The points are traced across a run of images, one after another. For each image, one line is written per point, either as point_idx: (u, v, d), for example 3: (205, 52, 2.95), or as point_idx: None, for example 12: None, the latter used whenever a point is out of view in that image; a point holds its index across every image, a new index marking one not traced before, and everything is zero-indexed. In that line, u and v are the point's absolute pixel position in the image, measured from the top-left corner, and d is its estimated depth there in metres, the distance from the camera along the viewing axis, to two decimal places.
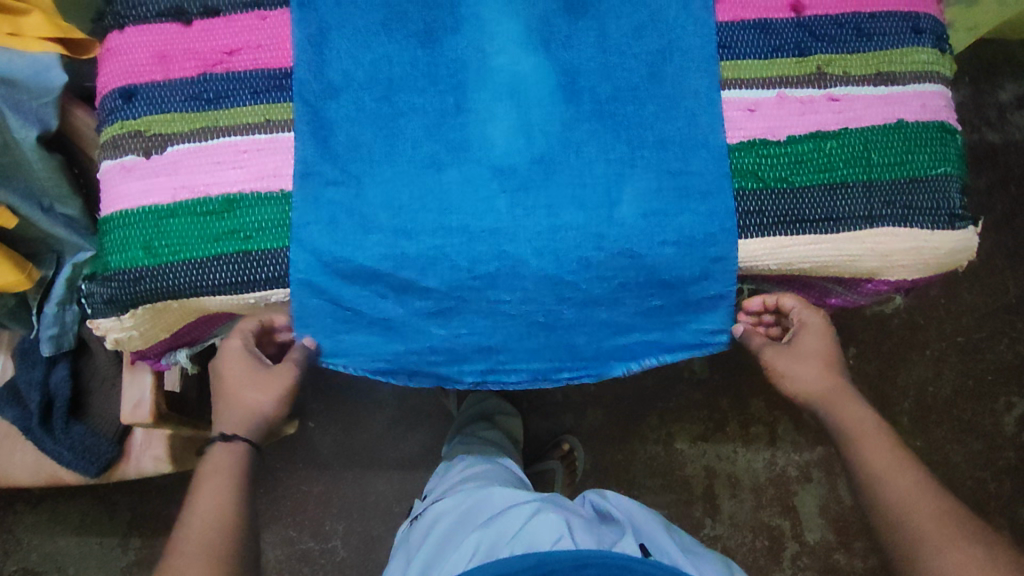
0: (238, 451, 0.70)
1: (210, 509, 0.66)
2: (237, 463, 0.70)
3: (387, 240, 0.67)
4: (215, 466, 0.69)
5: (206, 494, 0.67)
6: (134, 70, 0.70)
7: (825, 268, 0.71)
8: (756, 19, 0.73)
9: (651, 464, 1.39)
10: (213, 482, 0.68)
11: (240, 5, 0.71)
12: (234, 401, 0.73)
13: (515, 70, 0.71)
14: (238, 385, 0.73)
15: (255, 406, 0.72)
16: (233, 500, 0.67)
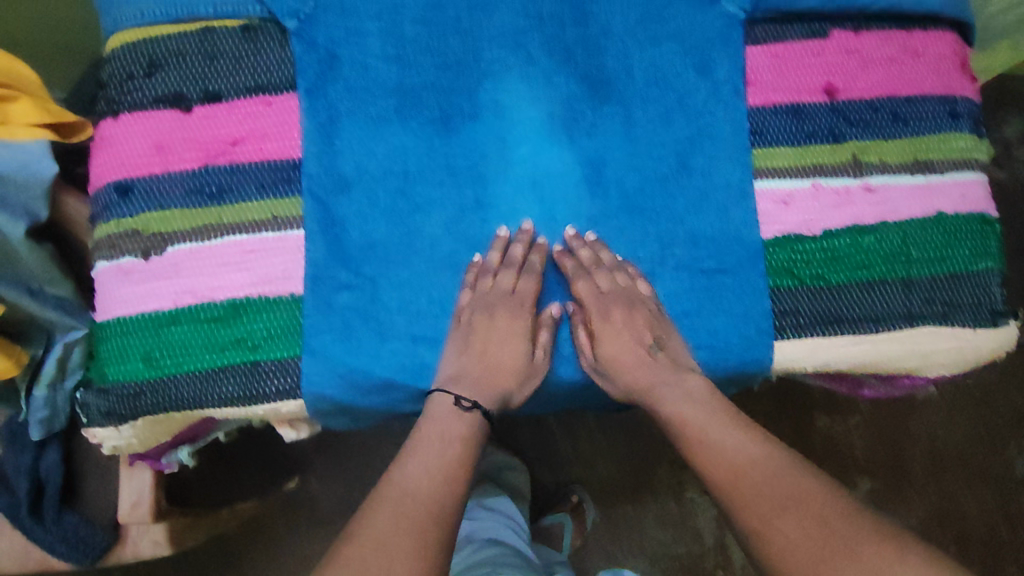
0: (468, 416, 0.64)
1: (392, 507, 0.57)
2: (480, 428, 0.65)
3: (406, 345, 0.65)
4: (437, 432, 0.63)
5: (423, 453, 0.61)
6: (130, 162, 0.65)
7: (863, 367, 0.68)
8: (789, 103, 0.70)
9: (661, 516, 1.34)
10: (440, 448, 0.62)
11: (244, 90, 0.67)
12: (486, 357, 0.67)
13: (539, 163, 0.68)
14: (498, 339, 0.66)
15: (505, 366, 0.67)
16: (449, 466, 0.61)
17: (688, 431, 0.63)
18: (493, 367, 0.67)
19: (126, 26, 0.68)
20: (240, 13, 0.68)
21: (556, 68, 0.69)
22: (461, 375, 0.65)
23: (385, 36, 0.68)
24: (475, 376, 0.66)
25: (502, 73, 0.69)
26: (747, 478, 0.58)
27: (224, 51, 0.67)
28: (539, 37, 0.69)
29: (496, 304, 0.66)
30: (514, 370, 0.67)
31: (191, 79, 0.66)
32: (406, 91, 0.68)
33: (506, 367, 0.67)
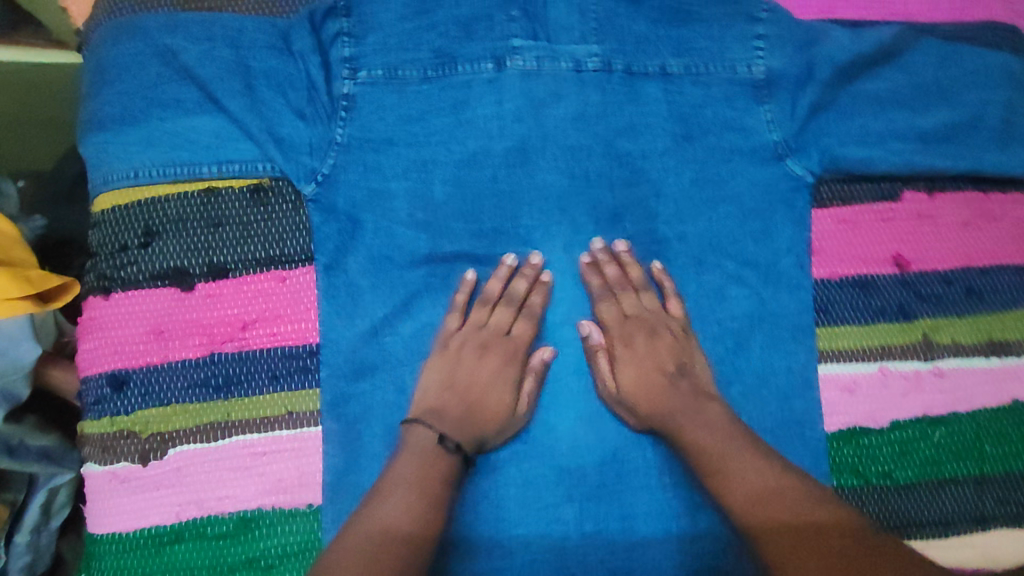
0: (450, 457, 0.55)
1: (401, 502, 0.51)
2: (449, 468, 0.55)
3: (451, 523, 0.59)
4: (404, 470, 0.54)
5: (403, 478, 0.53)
6: (125, 349, 0.57)
7: None
8: (856, 275, 0.64)
9: None
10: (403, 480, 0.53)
11: (254, 263, 0.59)
12: (466, 393, 0.59)
13: (582, 344, 0.62)
14: (468, 378, 0.60)
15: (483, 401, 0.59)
16: (427, 492, 0.52)
17: (733, 462, 0.54)
18: (476, 409, 0.59)
19: (115, 184, 0.59)
20: (249, 172, 0.60)
21: (603, 230, 0.65)
22: (442, 409, 0.58)
23: (418, 198, 0.62)
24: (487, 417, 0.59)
25: (542, 238, 0.64)
26: (788, 501, 0.51)
27: (230, 216, 0.59)
28: (585, 197, 0.65)
29: (488, 343, 0.61)
30: (496, 413, 0.59)
31: (192, 249, 0.58)
32: (439, 260, 0.62)
33: (483, 412, 0.59)
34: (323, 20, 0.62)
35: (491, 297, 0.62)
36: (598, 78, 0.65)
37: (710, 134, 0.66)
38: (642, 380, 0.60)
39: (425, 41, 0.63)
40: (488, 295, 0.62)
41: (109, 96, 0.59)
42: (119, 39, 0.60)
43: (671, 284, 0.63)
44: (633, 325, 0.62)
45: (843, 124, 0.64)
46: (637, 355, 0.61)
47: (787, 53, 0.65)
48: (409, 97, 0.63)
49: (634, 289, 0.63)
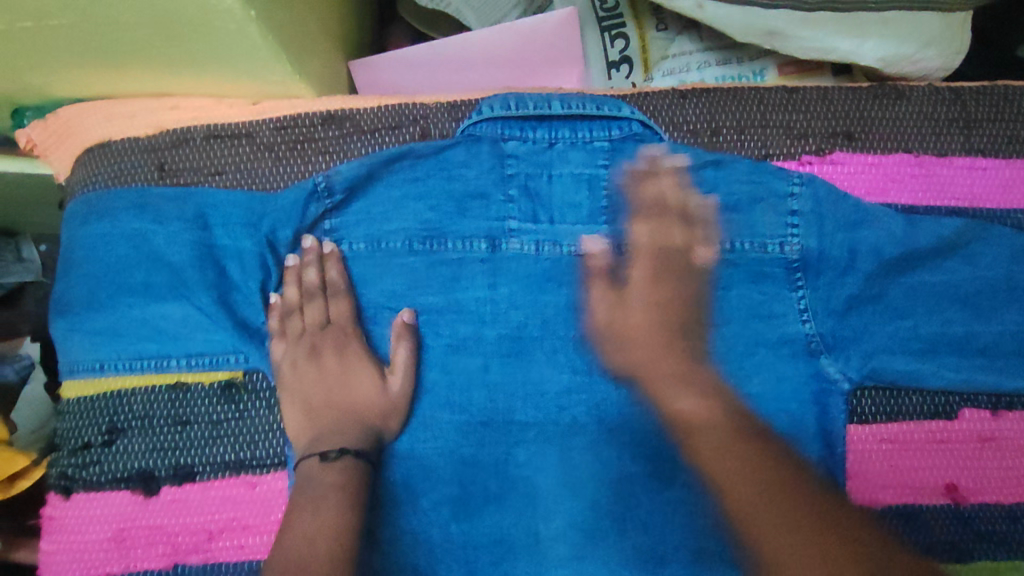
0: (339, 466, 0.51)
1: (310, 530, 0.47)
2: (355, 476, 0.51)
3: (408, 553, 0.55)
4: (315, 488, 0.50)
5: (303, 510, 0.48)
6: (84, 557, 0.54)
7: None
8: (900, 504, 0.57)
9: None
10: (310, 507, 0.48)
11: (222, 466, 0.55)
12: (333, 398, 0.54)
13: (579, 566, 0.54)
14: (316, 382, 0.54)
15: (369, 406, 0.54)
16: (340, 507, 0.49)
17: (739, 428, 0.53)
18: (350, 405, 0.54)
19: (79, 375, 0.56)
20: (221, 365, 0.55)
21: (610, 429, 0.56)
22: (322, 432, 0.53)
23: (395, 402, 0.55)
24: (366, 417, 0.54)
25: (537, 440, 0.56)
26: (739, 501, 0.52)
27: (200, 415, 0.55)
28: (591, 395, 0.57)
29: (316, 344, 0.55)
30: (369, 405, 0.54)
31: (158, 449, 0.55)
32: (422, 462, 0.56)
33: (360, 404, 0.54)
34: (304, 204, 0.55)
35: (292, 302, 0.55)
36: (606, 263, 0.57)
37: (733, 326, 0.58)
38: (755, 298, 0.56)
39: (332, 305, 0.55)
40: (306, 285, 0.55)
41: (76, 278, 0.56)
42: (88, 220, 0.57)
43: (810, 237, 0.57)
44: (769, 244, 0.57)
45: (889, 323, 0.56)
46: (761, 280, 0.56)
47: (831, 232, 0.56)
48: (324, 376, 0.54)
49: (776, 195, 0.57)
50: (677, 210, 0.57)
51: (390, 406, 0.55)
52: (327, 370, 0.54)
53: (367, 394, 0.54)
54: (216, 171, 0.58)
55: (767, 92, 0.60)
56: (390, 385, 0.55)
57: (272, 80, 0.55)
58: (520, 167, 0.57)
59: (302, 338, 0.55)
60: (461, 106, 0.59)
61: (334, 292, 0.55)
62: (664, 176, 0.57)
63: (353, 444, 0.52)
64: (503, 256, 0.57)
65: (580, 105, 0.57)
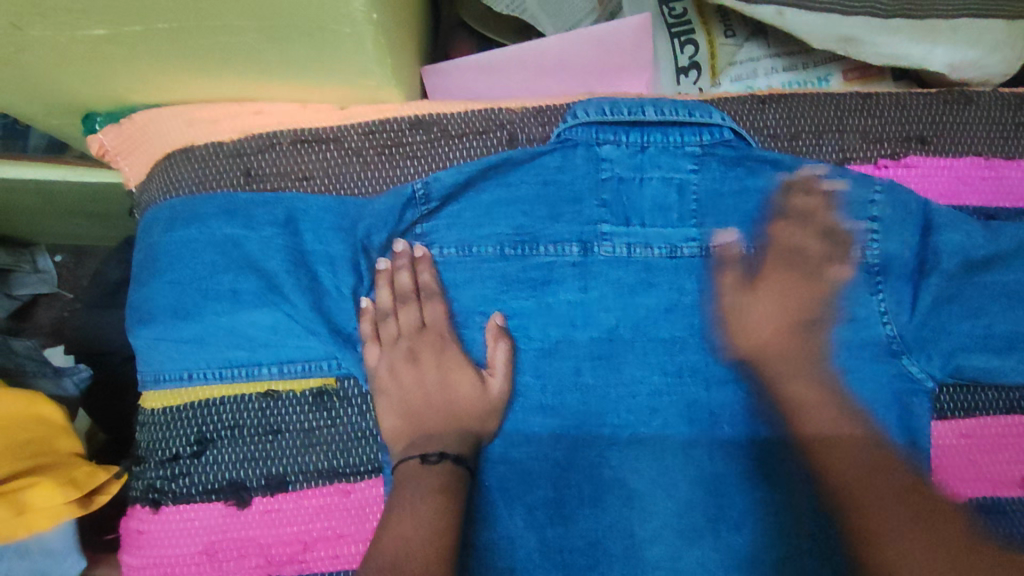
0: (439, 469, 0.51)
1: (416, 535, 0.47)
2: (455, 480, 0.51)
3: (504, 560, 0.54)
4: (421, 493, 0.49)
5: (408, 515, 0.48)
6: (175, 572, 0.52)
7: None
8: (983, 499, 0.57)
9: None
10: (413, 505, 0.48)
11: (315, 475, 0.54)
12: (433, 398, 0.55)
13: (676, 567, 0.54)
14: (415, 385, 0.55)
15: (465, 406, 0.54)
16: (446, 510, 0.49)
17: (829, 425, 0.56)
18: (447, 406, 0.55)
19: (165, 385, 0.55)
20: (314, 372, 0.55)
21: (701, 430, 0.57)
22: (422, 434, 0.53)
23: (492, 405, 0.55)
24: (464, 419, 0.54)
25: (630, 443, 0.56)
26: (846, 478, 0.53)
27: (291, 423, 0.54)
28: (682, 397, 0.57)
29: (414, 347, 0.55)
30: (467, 406, 0.54)
31: (249, 459, 0.54)
32: (517, 466, 0.55)
33: (459, 405, 0.55)
34: (402, 210, 0.56)
35: (386, 306, 0.56)
36: (693, 266, 0.58)
37: (810, 333, 0.59)
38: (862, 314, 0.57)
39: (427, 309, 0.56)
40: (400, 288, 0.56)
41: (160, 286, 0.55)
42: (173, 226, 0.56)
43: (890, 237, 0.58)
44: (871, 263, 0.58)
45: (967, 321, 0.57)
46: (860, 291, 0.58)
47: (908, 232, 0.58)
48: (422, 381, 0.55)
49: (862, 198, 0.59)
50: (763, 212, 0.59)
51: (486, 409, 0.55)
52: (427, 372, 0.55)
53: (464, 397, 0.55)
54: (303, 176, 0.58)
55: (843, 97, 0.61)
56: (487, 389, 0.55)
57: (363, 85, 0.55)
58: (614, 169, 0.58)
59: (399, 341, 0.55)
60: (548, 111, 0.59)
61: (427, 297, 0.56)
62: (750, 181, 0.59)
63: (453, 448, 0.52)
64: (597, 256, 0.57)
65: (672, 110, 0.57)
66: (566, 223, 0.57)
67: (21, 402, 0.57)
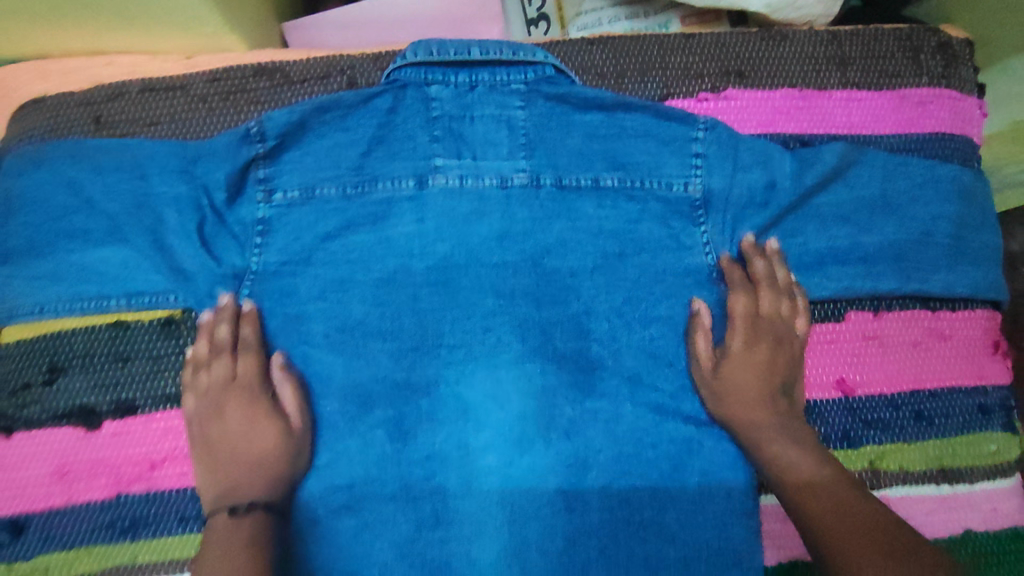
0: (248, 520, 0.52)
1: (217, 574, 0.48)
2: (263, 531, 0.53)
3: (348, 467, 0.58)
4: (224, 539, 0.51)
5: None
6: (26, 494, 0.55)
7: None
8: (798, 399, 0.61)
9: None
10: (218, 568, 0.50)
11: (164, 399, 0.57)
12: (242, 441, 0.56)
13: (507, 473, 0.58)
14: (227, 425, 0.56)
15: (265, 439, 0.56)
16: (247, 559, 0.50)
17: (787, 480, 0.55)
18: (252, 455, 0.56)
19: (18, 320, 0.57)
20: (160, 303, 0.58)
21: (535, 347, 0.60)
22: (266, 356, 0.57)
23: (303, 446, 0.57)
24: (270, 447, 0.56)
25: (465, 361, 0.60)
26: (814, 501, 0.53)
27: (141, 351, 0.58)
28: (515, 320, 0.60)
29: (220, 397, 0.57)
30: (277, 468, 0.56)
31: (99, 386, 0.57)
32: (357, 388, 0.59)
33: (266, 460, 0.56)
34: (237, 146, 0.59)
35: (233, 243, 0.59)
36: (527, 193, 0.62)
37: (635, 255, 0.62)
38: (749, 383, 0.58)
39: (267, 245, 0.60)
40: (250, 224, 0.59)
41: (14, 227, 0.58)
42: (26, 170, 0.59)
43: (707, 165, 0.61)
44: (763, 327, 0.60)
45: (779, 243, 0.62)
46: (750, 360, 0.59)
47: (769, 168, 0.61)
48: (258, 307, 0.58)
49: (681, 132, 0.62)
50: (594, 145, 0.62)
51: (298, 450, 0.57)
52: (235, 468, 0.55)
53: (268, 403, 0.57)
54: (151, 122, 0.61)
55: (666, 37, 0.66)
56: (295, 436, 0.57)
57: (204, 33, 0.60)
58: (444, 109, 0.61)
59: (209, 394, 0.57)
60: (386, 57, 0.64)
61: (244, 351, 0.58)
62: (573, 112, 0.62)
63: (261, 497, 0.54)
64: (432, 192, 0.61)
65: (497, 50, 0.61)
66: (405, 163, 0.61)
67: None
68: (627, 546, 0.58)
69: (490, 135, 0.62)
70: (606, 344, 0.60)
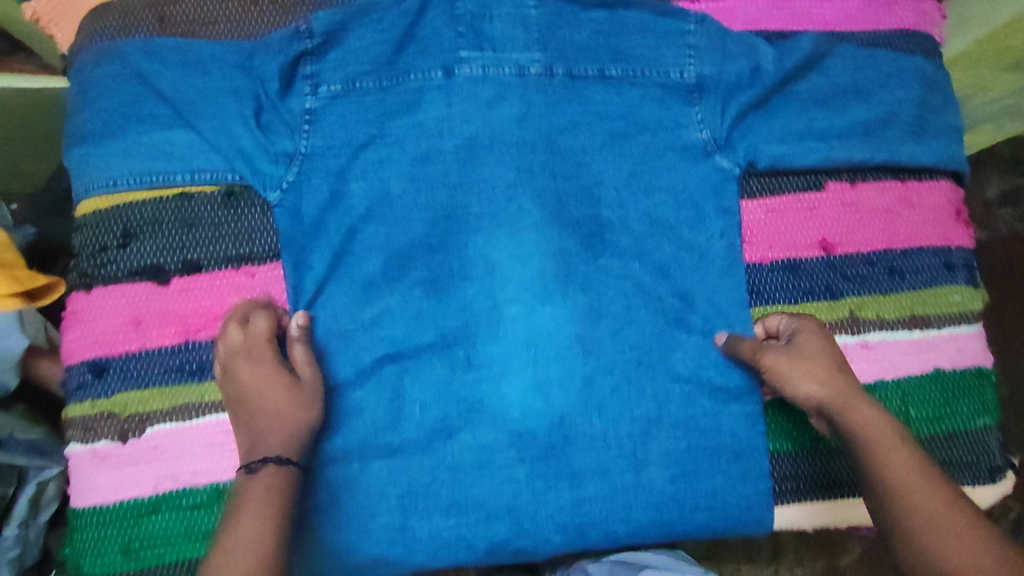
0: (270, 469, 0.56)
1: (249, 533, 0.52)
2: (283, 475, 0.56)
3: (387, 321, 0.65)
4: (249, 494, 0.54)
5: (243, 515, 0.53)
6: (106, 340, 0.62)
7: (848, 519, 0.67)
8: (785, 258, 0.69)
9: None
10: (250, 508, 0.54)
11: (225, 260, 0.64)
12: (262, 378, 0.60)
13: (530, 321, 0.66)
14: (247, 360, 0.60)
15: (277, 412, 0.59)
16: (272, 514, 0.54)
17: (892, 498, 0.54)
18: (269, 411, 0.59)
19: (95, 192, 0.65)
20: (218, 179, 0.65)
21: (552, 215, 0.67)
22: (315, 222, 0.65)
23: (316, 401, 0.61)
24: (285, 382, 0.60)
25: (491, 226, 0.67)
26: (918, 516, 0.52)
27: (203, 218, 0.64)
28: (535, 192, 0.67)
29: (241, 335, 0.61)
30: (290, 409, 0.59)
31: (167, 248, 0.64)
32: (394, 252, 0.65)
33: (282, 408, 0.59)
34: (289, 43, 0.65)
35: (278, 129, 0.65)
36: (542, 80, 0.69)
37: (640, 136, 0.69)
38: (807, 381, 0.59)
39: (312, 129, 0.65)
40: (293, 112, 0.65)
41: (91, 113, 0.66)
42: (100, 62, 0.66)
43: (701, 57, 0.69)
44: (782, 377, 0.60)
45: (767, 122, 0.69)
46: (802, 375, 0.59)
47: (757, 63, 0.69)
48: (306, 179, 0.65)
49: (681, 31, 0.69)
50: (600, 40, 0.70)
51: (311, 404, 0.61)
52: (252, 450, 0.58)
53: (283, 403, 0.59)
54: (209, 22, 0.69)
55: None
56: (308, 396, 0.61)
57: None
58: (467, 8, 0.68)
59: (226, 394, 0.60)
60: None
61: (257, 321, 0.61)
62: (582, 12, 0.70)
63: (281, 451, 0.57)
64: (458, 80, 0.68)
65: None
66: (433, 54, 0.68)
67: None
68: (638, 385, 0.66)
69: (509, 29, 0.69)
70: (615, 213, 0.68)
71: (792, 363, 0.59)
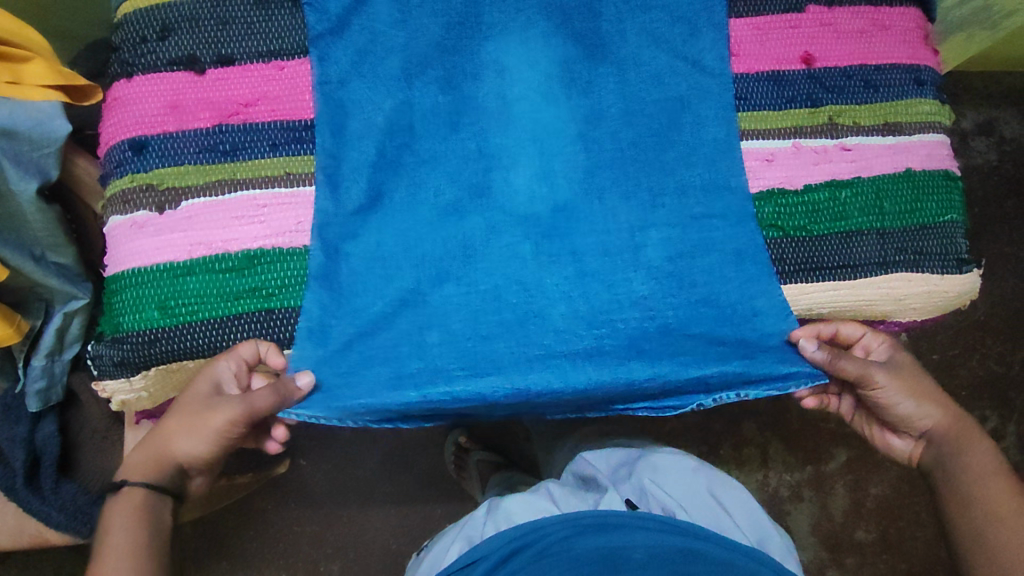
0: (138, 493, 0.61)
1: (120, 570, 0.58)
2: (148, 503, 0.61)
3: (405, 114, 0.70)
4: (115, 517, 0.60)
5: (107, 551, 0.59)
6: (146, 122, 0.67)
7: (842, 312, 0.74)
8: (770, 71, 0.75)
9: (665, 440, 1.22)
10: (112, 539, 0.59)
11: (256, 55, 0.69)
12: (188, 408, 0.62)
13: (537, 117, 0.71)
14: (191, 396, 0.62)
15: (174, 446, 0.62)
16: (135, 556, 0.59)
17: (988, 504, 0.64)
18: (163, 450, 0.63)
19: None
20: None
21: (555, 25, 0.73)
22: (338, 24, 0.70)
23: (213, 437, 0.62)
24: (190, 416, 0.62)
25: (500, 33, 0.72)
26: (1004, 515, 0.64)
27: (235, 15, 0.69)
28: (541, 4, 0.73)
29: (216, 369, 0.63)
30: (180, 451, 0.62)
31: (202, 41, 0.68)
32: (411, 53, 0.71)
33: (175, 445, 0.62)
34: None
35: None
36: None
37: None
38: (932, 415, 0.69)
39: None
40: None
41: None
42: None
43: None
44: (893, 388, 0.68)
45: None
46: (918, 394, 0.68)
47: None
48: None
49: None
50: None
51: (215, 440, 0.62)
52: (132, 471, 0.63)
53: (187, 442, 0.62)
54: None
55: None
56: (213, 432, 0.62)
57: None
58: None
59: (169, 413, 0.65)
60: None
61: (232, 358, 0.63)
62: None
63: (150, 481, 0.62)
64: None
65: None
66: None
67: (9, 23, 0.66)
68: (637, 180, 0.72)
69: None
70: (613, 27, 0.74)
71: (900, 382, 0.68)
